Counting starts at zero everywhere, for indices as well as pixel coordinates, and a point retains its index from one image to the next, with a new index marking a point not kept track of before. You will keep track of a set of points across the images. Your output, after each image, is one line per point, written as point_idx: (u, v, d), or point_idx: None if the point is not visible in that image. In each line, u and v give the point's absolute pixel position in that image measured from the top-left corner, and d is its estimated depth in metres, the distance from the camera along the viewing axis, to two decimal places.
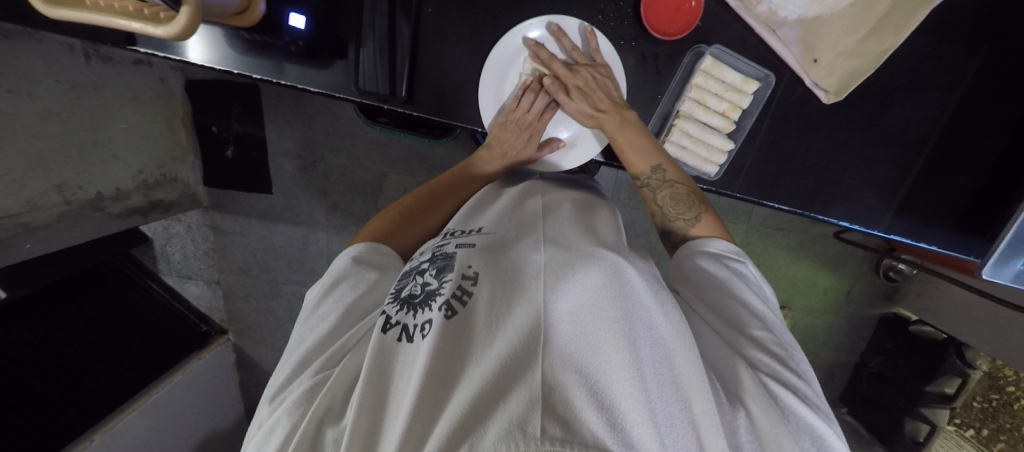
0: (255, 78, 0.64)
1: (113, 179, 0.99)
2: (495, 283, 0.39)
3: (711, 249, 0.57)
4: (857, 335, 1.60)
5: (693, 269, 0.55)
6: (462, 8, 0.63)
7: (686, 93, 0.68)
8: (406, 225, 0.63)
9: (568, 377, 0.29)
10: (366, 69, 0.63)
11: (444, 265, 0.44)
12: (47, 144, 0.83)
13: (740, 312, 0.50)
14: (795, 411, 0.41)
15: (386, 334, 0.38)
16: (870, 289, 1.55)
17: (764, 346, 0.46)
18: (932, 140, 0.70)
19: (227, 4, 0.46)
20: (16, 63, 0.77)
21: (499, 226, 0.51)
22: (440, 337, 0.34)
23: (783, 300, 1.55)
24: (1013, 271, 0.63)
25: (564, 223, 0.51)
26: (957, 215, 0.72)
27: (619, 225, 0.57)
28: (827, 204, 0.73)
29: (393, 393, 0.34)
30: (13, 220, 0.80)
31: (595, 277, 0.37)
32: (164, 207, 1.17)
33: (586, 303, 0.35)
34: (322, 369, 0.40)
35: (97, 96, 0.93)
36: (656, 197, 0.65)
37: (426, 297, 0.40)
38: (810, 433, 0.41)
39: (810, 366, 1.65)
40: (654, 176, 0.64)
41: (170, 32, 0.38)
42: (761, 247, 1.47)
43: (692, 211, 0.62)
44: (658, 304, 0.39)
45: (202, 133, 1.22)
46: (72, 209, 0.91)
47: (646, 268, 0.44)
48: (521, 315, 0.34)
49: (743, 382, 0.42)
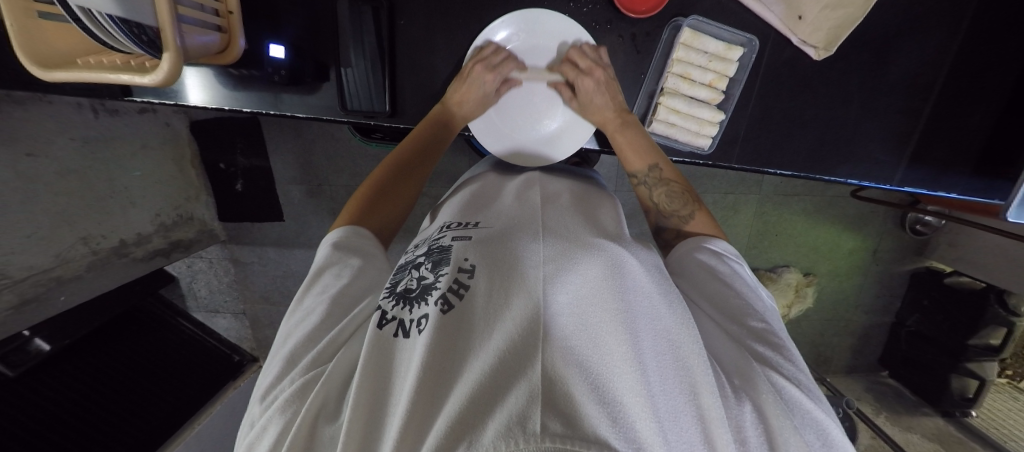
0: (246, 111, 0.66)
1: (134, 225, 1.04)
2: (494, 278, 0.39)
3: (712, 248, 0.55)
4: (890, 293, 1.55)
5: (694, 263, 0.54)
6: (435, 13, 0.64)
7: (670, 69, 0.67)
8: (383, 202, 0.62)
9: (569, 371, 0.29)
10: (351, 87, 0.64)
11: (440, 258, 0.45)
12: (68, 201, 0.88)
13: (741, 305, 0.49)
14: (800, 405, 0.40)
15: (382, 329, 0.39)
16: (898, 245, 1.49)
17: (766, 338, 0.46)
18: (936, 85, 0.67)
19: (208, 42, 0.48)
20: (28, 127, 0.81)
21: (498, 220, 0.51)
22: (438, 331, 0.35)
23: (807, 267, 1.51)
24: None
25: (564, 214, 0.51)
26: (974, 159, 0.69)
27: (620, 217, 0.56)
28: (834, 163, 0.70)
29: (392, 388, 0.35)
30: (44, 275, 0.85)
31: (593, 271, 0.37)
32: (184, 245, 1.22)
33: (586, 294, 0.35)
34: (311, 367, 0.41)
35: (107, 148, 0.97)
36: (653, 194, 0.64)
37: (422, 291, 0.41)
38: (815, 427, 0.39)
39: (843, 331, 1.60)
40: (651, 174, 0.64)
41: (156, 80, 0.39)
42: (777, 215, 1.43)
43: (685, 208, 0.61)
44: (659, 295, 0.39)
45: (211, 171, 1.25)
46: (100, 258, 0.96)
47: (646, 258, 0.44)
48: (520, 309, 0.34)
49: (741, 375, 0.42)
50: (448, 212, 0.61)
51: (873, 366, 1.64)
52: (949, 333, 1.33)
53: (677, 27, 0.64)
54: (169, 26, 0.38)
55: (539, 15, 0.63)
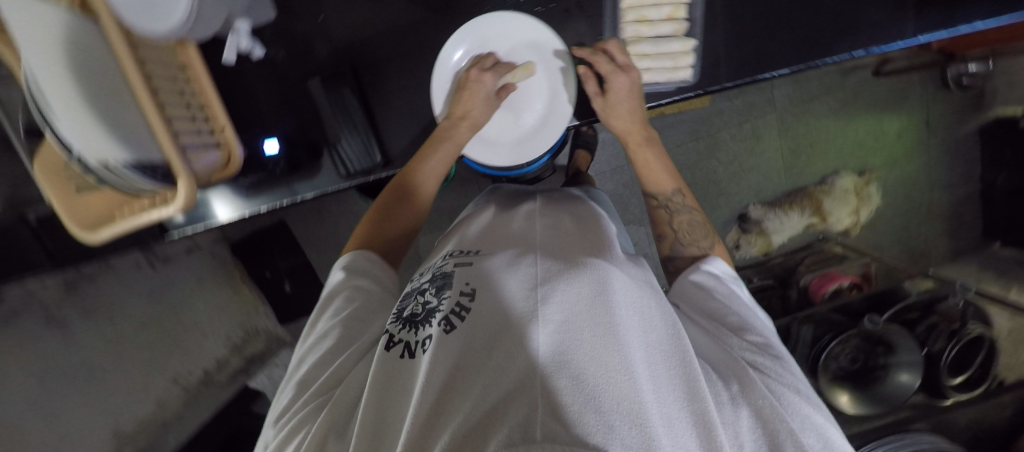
0: (264, 209, 0.70)
1: (211, 353, 1.12)
2: (485, 305, 0.40)
3: (710, 269, 0.56)
4: (963, 160, 1.39)
5: (692, 284, 0.55)
6: (392, 58, 0.67)
7: (624, 19, 0.66)
8: (388, 224, 0.64)
9: (564, 387, 0.29)
10: (343, 154, 0.68)
11: (443, 282, 0.47)
12: (149, 349, 0.97)
13: (735, 320, 0.49)
14: (798, 409, 0.42)
15: (389, 352, 0.41)
16: (950, 108, 1.35)
17: (763, 350, 0.46)
18: None
19: (209, 164, 0.48)
20: (103, 297, 0.92)
21: (492, 247, 0.52)
22: (442, 349, 0.37)
23: (860, 165, 1.37)
24: None
25: (555, 236, 0.52)
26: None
27: (611, 232, 0.57)
28: (829, 43, 0.66)
29: (399, 402, 0.36)
30: (150, 422, 0.94)
31: (579, 287, 0.39)
32: (258, 359, 1.29)
33: (572, 308, 0.36)
34: (320, 394, 0.43)
35: (171, 293, 1.06)
36: (672, 219, 0.65)
37: (426, 315, 0.43)
38: (814, 429, 0.41)
39: (929, 218, 1.43)
40: (673, 199, 0.65)
41: (178, 208, 0.42)
42: (805, 125, 1.33)
43: (706, 239, 0.62)
44: (643, 314, 0.40)
45: (259, 282, 1.33)
46: (192, 392, 1.05)
47: (637, 273, 0.47)
48: (518, 325, 0.35)
49: (731, 379, 0.43)
50: (449, 244, 0.62)
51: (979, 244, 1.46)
52: None
53: None
54: (176, 158, 0.40)
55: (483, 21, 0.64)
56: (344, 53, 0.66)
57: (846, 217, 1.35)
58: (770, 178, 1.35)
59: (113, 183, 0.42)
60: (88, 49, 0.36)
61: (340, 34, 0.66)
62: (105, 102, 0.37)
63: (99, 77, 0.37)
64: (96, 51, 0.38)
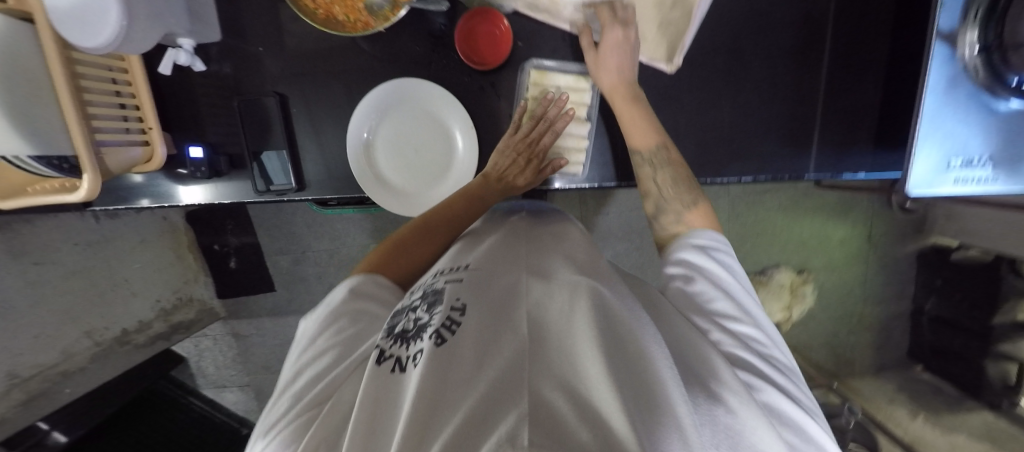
0: (168, 205, 0.62)
1: (135, 314, 1.14)
2: (479, 326, 0.36)
3: (696, 243, 0.47)
4: (900, 280, 1.44)
5: (680, 269, 0.46)
6: (307, 72, 0.59)
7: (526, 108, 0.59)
8: (400, 258, 0.54)
9: (555, 401, 0.27)
10: (263, 168, 0.60)
11: (435, 298, 0.42)
12: (72, 298, 0.97)
13: (721, 306, 0.41)
14: (777, 408, 0.35)
15: (380, 367, 0.36)
16: (893, 226, 1.41)
17: (749, 345, 0.39)
18: (882, 52, 0.57)
19: (129, 158, 0.52)
20: (35, 239, 0.92)
21: (487, 259, 0.48)
22: (432, 367, 0.32)
23: (800, 264, 1.42)
24: (971, 178, 0.51)
25: (542, 251, 0.49)
26: (897, 116, 0.58)
27: (590, 243, 0.53)
28: (721, 164, 0.60)
29: (388, 422, 0.31)
30: (52, 371, 0.93)
31: (579, 304, 0.36)
32: (184, 326, 1.32)
33: (568, 328, 0.34)
34: (307, 410, 0.35)
35: (107, 247, 1.07)
36: (654, 177, 0.54)
37: (418, 330, 0.38)
38: (792, 426, 0.34)
39: (859, 328, 1.47)
40: (655, 155, 0.54)
41: (81, 197, 0.46)
42: (753, 216, 1.39)
43: (689, 196, 0.52)
44: (638, 314, 0.36)
45: (207, 253, 1.37)
46: (101, 349, 1.05)
47: (620, 281, 0.43)
48: (509, 343, 0.34)
49: (718, 364, 0.34)
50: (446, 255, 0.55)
51: None
52: (970, 315, 1.21)
53: (524, 70, 0.58)
54: (85, 153, 0.45)
55: (405, 84, 0.55)
56: (290, 72, 0.59)
57: (778, 312, 1.41)
58: None
59: (24, 165, 0.46)
60: (20, 50, 0.42)
61: (298, 50, 0.59)
62: (25, 95, 0.41)
63: (24, 74, 0.42)
64: (28, 51, 0.43)
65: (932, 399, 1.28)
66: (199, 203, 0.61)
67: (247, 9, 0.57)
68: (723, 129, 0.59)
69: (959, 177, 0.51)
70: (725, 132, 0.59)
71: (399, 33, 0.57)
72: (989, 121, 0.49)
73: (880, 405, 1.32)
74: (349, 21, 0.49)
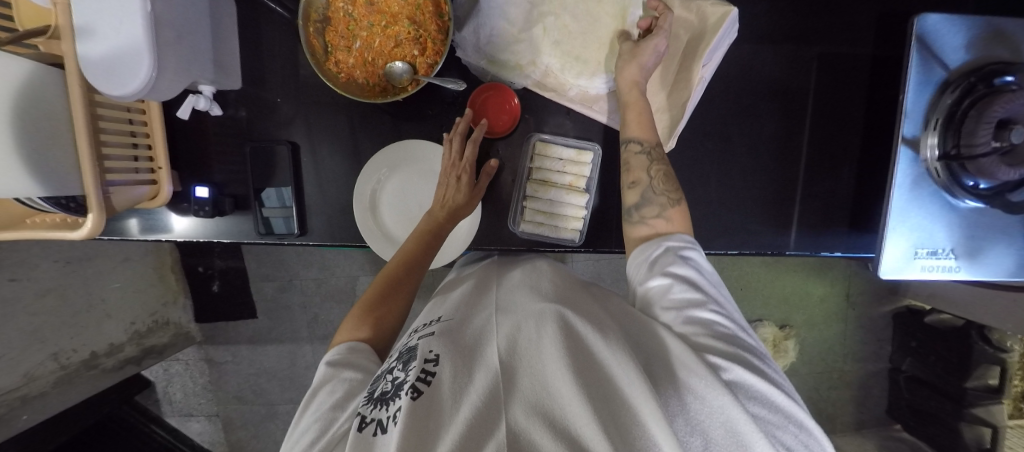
0: (165, 240, 0.62)
1: (106, 336, 1.09)
2: (456, 359, 0.40)
3: (659, 242, 0.49)
4: (877, 338, 1.48)
5: (642, 266, 0.49)
6: (320, 121, 0.61)
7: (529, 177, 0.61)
8: (381, 313, 0.54)
9: (532, 426, 0.32)
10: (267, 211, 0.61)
11: (410, 355, 0.43)
12: (44, 319, 0.93)
13: (683, 298, 0.44)
14: (742, 383, 0.38)
15: (362, 434, 0.36)
16: (870, 286, 1.46)
17: (715, 330, 0.42)
18: (857, 143, 0.62)
19: (133, 197, 0.52)
20: (17, 256, 0.89)
21: (459, 310, 0.51)
22: (412, 418, 0.33)
23: (782, 318, 1.46)
24: (944, 265, 0.55)
25: (513, 290, 0.53)
26: (871, 203, 0.63)
27: (563, 276, 0.57)
28: (709, 236, 0.63)
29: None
30: (10, 395, 0.88)
31: (545, 333, 0.41)
32: (157, 351, 1.26)
33: (539, 360, 0.38)
34: None
35: (89, 266, 1.05)
36: (649, 166, 0.52)
37: (395, 390, 0.38)
38: (761, 397, 0.38)
39: (840, 384, 1.48)
40: (652, 150, 0.52)
41: (82, 234, 0.46)
42: (737, 268, 1.43)
43: (676, 192, 0.52)
44: (601, 335, 0.41)
45: (190, 275, 1.34)
46: (67, 372, 1.01)
47: (588, 309, 0.47)
48: (483, 380, 0.36)
49: (685, 359, 0.38)
50: (428, 309, 0.58)
51: (883, 420, 1.49)
52: (945, 377, 1.24)
53: (529, 141, 0.61)
54: (94, 193, 0.45)
55: (414, 145, 0.58)
56: (303, 121, 0.61)
57: None
58: None
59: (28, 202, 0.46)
60: (47, 93, 0.43)
61: (313, 101, 0.61)
62: (43, 136, 0.43)
63: (45, 113, 0.43)
64: (55, 93, 0.44)
65: None
66: (195, 240, 0.62)
67: (270, 63, 0.60)
68: (711, 206, 0.63)
69: (927, 265, 0.55)
70: (713, 207, 0.63)
71: (415, 95, 0.60)
72: (950, 217, 0.54)
73: None
74: (368, 85, 0.53)
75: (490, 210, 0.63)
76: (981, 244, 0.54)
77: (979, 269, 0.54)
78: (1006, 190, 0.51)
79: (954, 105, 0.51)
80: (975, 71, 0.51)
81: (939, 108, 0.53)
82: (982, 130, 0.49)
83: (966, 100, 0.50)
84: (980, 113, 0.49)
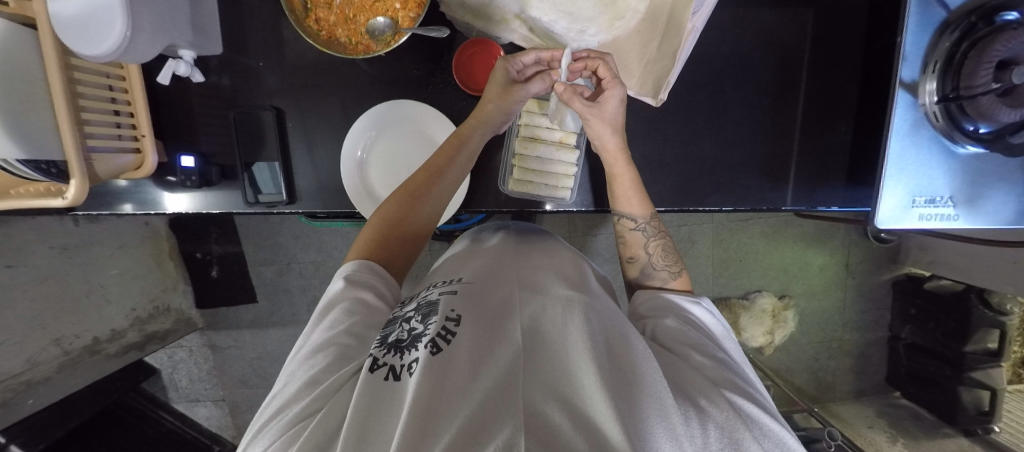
0: (154, 213, 0.61)
1: (108, 322, 1.10)
2: (478, 323, 0.40)
3: (669, 297, 0.53)
4: (877, 307, 1.48)
5: (663, 302, 0.52)
6: (304, 87, 0.60)
7: (517, 134, 0.61)
8: (397, 237, 0.53)
9: (550, 405, 0.31)
10: (257, 179, 0.60)
11: (430, 309, 0.43)
12: (44, 304, 0.93)
13: (700, 338, 0.46)
14: (756, 420, 0.38)
15: (373, 373, 0.35)
16: (870, 255, 1.45)
17: (726, 367, 0.43)
18: (855, 93, 0.60)
19: (117, 165, 0.52)
20: (12, 241, 0.89)
21: (480, 275, 0.50)
22: (430, 374, 0.33)
23: (781, 289, 1.46)
24: (941, 212, 0.54)
25: (535, 266, 0.52)
26: (869, 155, 0.61)
27: (584, 266, 0.57)
28: (703, 194, 0.63)
29: (384, 432, 0.31)
30: (15, 380, 0.88)
31: (572, 318, 0.41)
32: (159, 337, 1.27)
33: (564, 343, 0.38)
34: (299, 419, 0.34)
35: (85, 251, 1.04)
36: (648, 243, 0.58)
37: (412, 340, 0.38)
38: (773, 441, 0.38)
39: (839, 353, 1.49)
40: (650, 222, 0.58)
41: (67, 202, 0.46)
42: (736, 240, 1.43)
43: (675, 264, 0.58)
44: (624, 334, 0.41)
45: (189, 261, 1.35)
46: (70, 358, 1.00)
47: (613, 306, 0.47)
48: (503, 353, 0.36)
49: (703, 389, 0.38)
50: (438, 273, 0.57)
51: (882, 388, 1.49)
52: (944, 342, 1.24)
53: None
54: (75, 159, 0.45)
55: (399, 106, 0.57)
56: (287, 87, 0.60)
57: (760, 336, 1.42)
58: (699, 281, 1.44)
59: (10, 170, 0.46)
60: (19, 55, 0.42)
61: (296, 65, 0.59)
62: (19, 102, 0.42)
63: (21, 77, 0.42)
64: (27, 55, 0.43)
65: (908, 424, 1.30)
66: (185, 212, 0.61)
67: (250, 25, 0.58)
68: (703, 162, 0.62)
69: (924, 213, 0.54)
70: (707, 164, 0.62)
71: (401, 56, 0.59)
72: (950, 163, 0.53)
73: (859, 430, 1.30)
74: (351, 43, 0.51)
75: (481, 174, 0.62)
76: (979, 190, 0.53)
77: (978, 216, 0.54)
78: (1008, 132, 0.49)
79: (953, 47, 0.50)
80: (977, 9, 0.49)
81: (938, 51, 0.51)
82: (983, 70, 0.48)
83: (965, 41, 0.50)
84: (982, 51, 0.48)
